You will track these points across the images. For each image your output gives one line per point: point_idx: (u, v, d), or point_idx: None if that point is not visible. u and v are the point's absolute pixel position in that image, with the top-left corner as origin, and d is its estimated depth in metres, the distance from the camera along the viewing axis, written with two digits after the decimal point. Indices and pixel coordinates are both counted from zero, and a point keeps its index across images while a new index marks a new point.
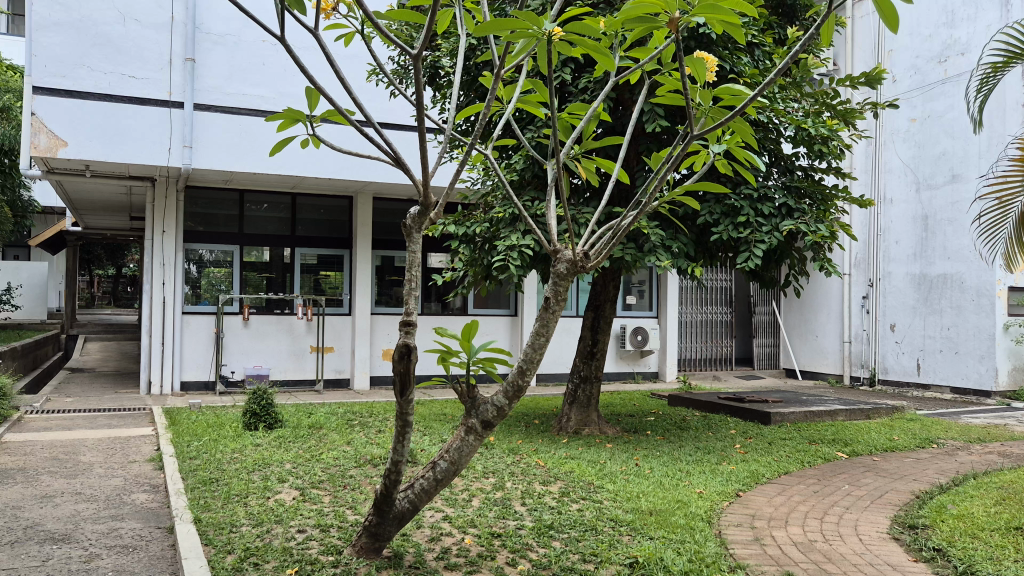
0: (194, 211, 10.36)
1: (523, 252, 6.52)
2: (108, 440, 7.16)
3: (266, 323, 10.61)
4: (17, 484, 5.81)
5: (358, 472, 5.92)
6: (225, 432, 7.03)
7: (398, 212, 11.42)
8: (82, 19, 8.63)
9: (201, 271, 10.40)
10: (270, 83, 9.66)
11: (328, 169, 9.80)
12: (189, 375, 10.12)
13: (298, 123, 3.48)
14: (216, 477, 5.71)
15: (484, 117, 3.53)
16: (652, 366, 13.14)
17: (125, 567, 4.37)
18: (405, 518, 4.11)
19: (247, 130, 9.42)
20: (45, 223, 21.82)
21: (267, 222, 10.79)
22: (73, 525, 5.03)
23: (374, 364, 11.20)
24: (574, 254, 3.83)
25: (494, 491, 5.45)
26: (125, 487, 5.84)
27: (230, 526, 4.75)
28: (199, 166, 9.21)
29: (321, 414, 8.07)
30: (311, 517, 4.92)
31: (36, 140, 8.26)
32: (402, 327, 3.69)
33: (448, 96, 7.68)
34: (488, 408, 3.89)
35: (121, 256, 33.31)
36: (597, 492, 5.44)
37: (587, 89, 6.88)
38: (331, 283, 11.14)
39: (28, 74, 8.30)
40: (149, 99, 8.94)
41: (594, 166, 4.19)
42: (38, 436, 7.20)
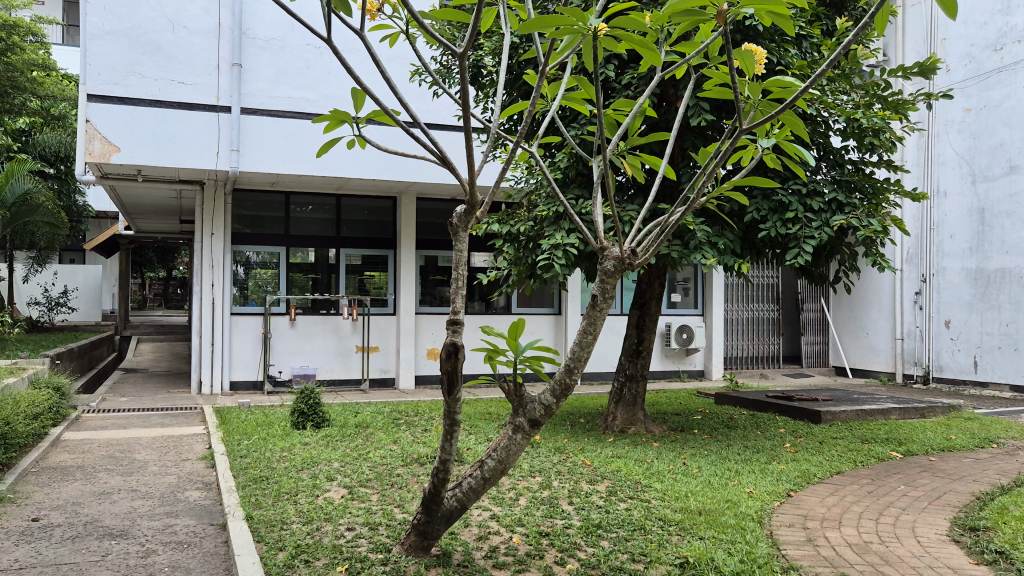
0: (241, 213, 10.53)
1: (569, 251, 6.48)
2: (162, 439, 7.31)
3: (313, 324, 10.74)
4: (77, 481, 5.97)
5: (406, 470, 5.96)
6: (273, 431, 7.13)
7: (441, 212, 11.47)
8: (133, 28, 8.85)
9: (248, 273, 10.56)
10: (315, 86, 9.76)
11: (372, 170, 9.87)
12: (238, 375, 10.29)
13: (344, 124, 3.50)
14: (266, 475, 5.79)
15: (530, 115, 3.51)
16: (697, 364, 13.01)
17: (180, 563, 4.45)
18: (453, 517, 4.13)
19: (293, 133, 9.53)
20: (100, 228, 22.47)
21: (313, 223, 10.91)
22: (130, 522, 5.14)
23: (419, 364, 11.28)
24: (621, 251, 3.79)
25: (541, 491, 5.44)
26: (178, 485, 5.95)
27: (281, 524, 4.81)
28: (246, 169, 9.34)
29: (367, 413, 8.13)
30: (359, 515, 4.96)
31: (91, 146, 8.50)
32: (450, 325, 3.71)
33: (490, 96, 7.70)
34: (535, 407, 3.89)
35: (171, 257, 34.05)
36: (644, 492, 5.40)
37: (632, 86, 6.83)
38: (376, 283, 11.23)
39: (82, 82, 8.55)
40: (198, 104, 9.09)
41: (640, 162, 4.15)
42: (95, 435, 7.39)
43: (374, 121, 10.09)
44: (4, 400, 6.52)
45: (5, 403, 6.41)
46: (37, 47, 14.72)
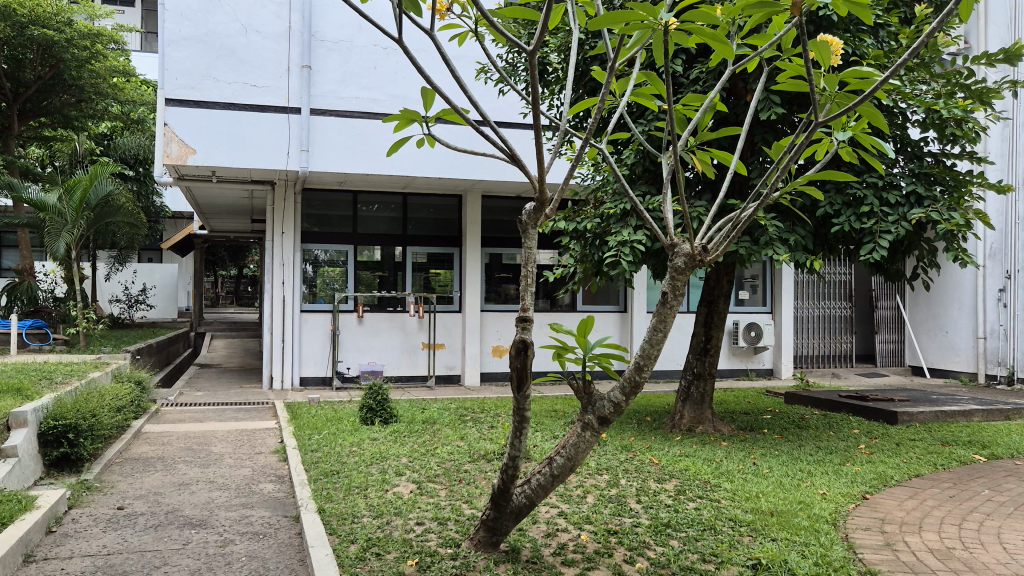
0: (310, 212, 10.75)
1: (636, 248, 6.43)
2: (237, 433, 7.51)
3: (380, 321, 10.89)
4: (158, 472, 6.19)
5: (473, 467, 6.00)
6: (343, 426, 7.27)
7: (505, 210, 11.51)
8: (208, 33, 9.12)
9: (317, 271, 10.77)
10: (382, 86, 9.87)
11: (439, 169, 9.94)
12: (308, 370, 10.52)
13: (414, 123, 3.54)
14: (337, 469, 5.90)
15: (600, 111, 3.49)
16: (766, 363, 12.78)
17: (257, 553, 4.59)
18: (522, 513, 4.15)
19: (361, 133, 9.67)
20: (176, 228, 23.24)
21: (380, 222, 11.07)
22: (208, 512, 5.31)
23: (484, 361, 11.34)
24: (692, 248, 3.77)
25: (608, 489, 5.42)
26: (253, 477, 6.12)
27: (352, 517, 4.90)
28: (315, 169, 9.52)
29: (434, 409, 8.23)
30: (428, 510, 5.01)
31: (168, 148, 8.82)
32: (519, 323, 3.73)
33: (556, 93, 7.70)
34: (605, 405, 3.88)
35: (242, 256, 35.08)
36: (714, 491, 5.32)
37: (700, 81, 6.73)
38: (442, 281, 11.32)
39: (160, 87, 8.86)
40: (269, 106, 9.31)
41: (710, 156, 4.09)
42: (173, 428, 7.65)
43: (441, 120, 10.17)
44: (91, 394, 6.82)
45: (91, 396, 6.71)
46: (120, 54, 15.05)
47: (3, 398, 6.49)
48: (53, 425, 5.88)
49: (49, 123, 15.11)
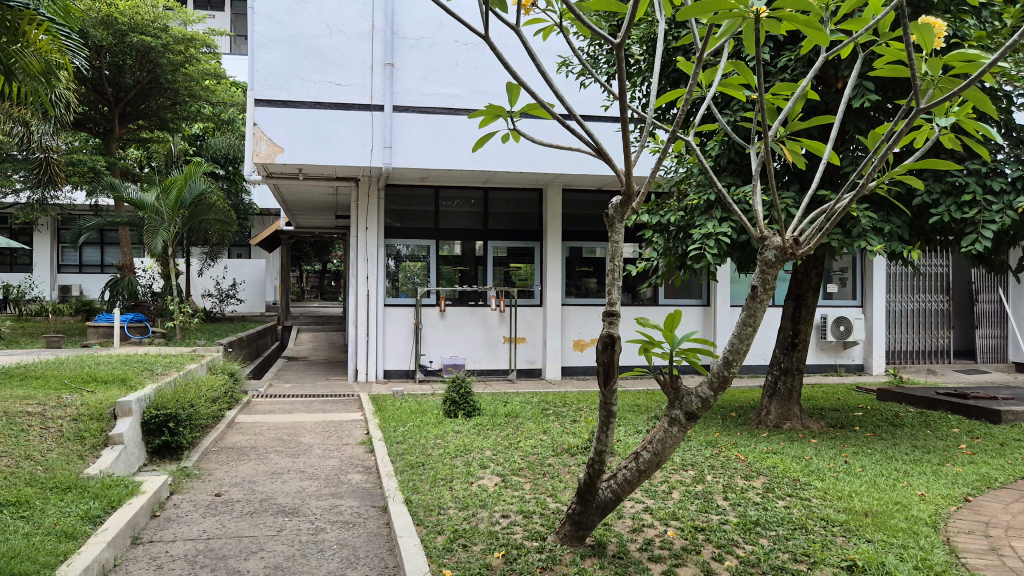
0: (393, 208, 10.94)
1: (721, 241, 6.32)
2: (325, 424, 7.72)
3: (461, 315, 11.01)
4: (252, 461, 6.42)
5: (557, 460, 6.01)
6: (427, 418, 7.38)
7: (587, 204, 11.47)
8: (295, 35, 9.39)
9: (399, 266, 10.94)
10: (463, 82, 9.94)
11: (519, 163, 9.95)
12: (391, 364, 10.74)
13: (500, 118, 3.55)
14: (423, 461, 6.00)
15: (688, 104, 3.43)
16: (856, 358, 12.39)
17: (347, 541, 4.71)
18: (609, 508, 4.14)
19: (442, 129, 9.76)
20: (264, 225, 23.99)
21: (461, 217, 11.17)
22: (300, 500, 5.48)
23: (565, 355, 11.33)
24: (784, 240, 3.68)
25: (694, 484, 5.34)
26: (341, 467, 6.27)
27: (438, 509, 4.97)
28: (398, 165, 9.66)
29: (516, 403, 8.27)
30: (513, 504, 5.05)
31: (257, 148, 9.14)
32: (606, 317, 3.73)
33: (640, 86, 7.61)
34: (692, 400, 3.82)
35: (327, 252, 35.95)
36: (804, 490, 5.20)
37: (788, 68, 6.55)
38: (522, 275, 11.33)
39: (250, 88, 9.19)
40: (354, 104, 9.50)
41: (800, 147, 3.98)
42: (265, 418, 7.92)
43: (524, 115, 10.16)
44: (189, 384, 7.13)
45: (189, 387, 7.01)
46: (213, 56, 15.56)
47: (109, 388, 6.85)
48: (155, 415, 6.20)
49: (147, 125, 15.85)
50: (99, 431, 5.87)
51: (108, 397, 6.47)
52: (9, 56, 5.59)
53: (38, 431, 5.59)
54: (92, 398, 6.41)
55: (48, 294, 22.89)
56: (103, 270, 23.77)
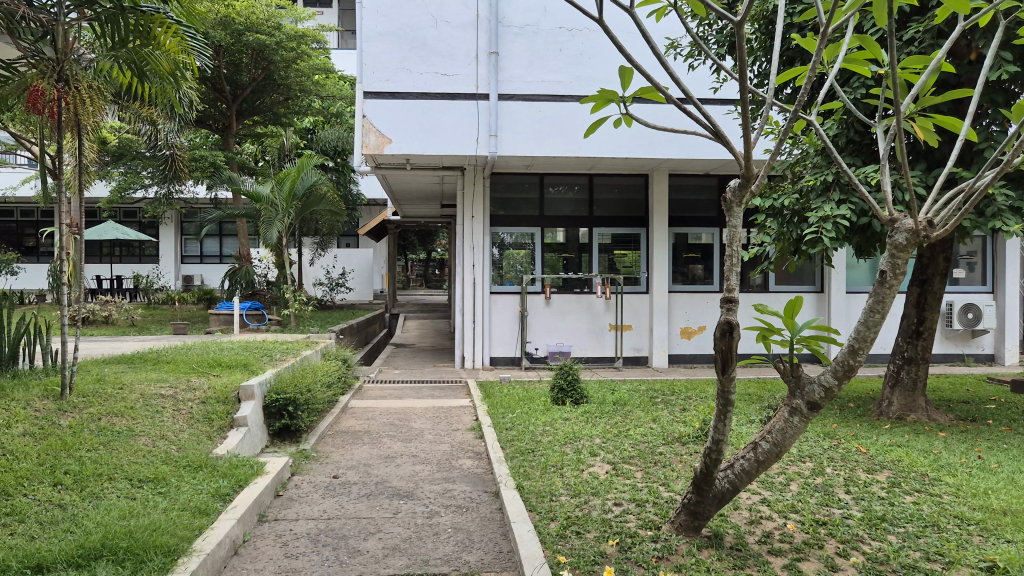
0: (497, 196, 11.01)
1: (839, 224, 6.08)
2: (435, 410, 7.88)
3: (568, 302, 10.99)
4: (366, 444, 6.61)
5: (668, 449, 5.93)
6: (535, 406, 7.41)
7: (694, 188, 11.23)
8: (402, 27, 9.57)
9: (503, 254, 11.01)
10: (567, 69, 9.87)
11: (624, 148, 9.79)
12: (497, 351, 10.89)
13: (612, 103, 3.49)
14: (532, 448, 6.02)
15: (810, 81, 3.27)
16: (986, 348, 11.69)
17: (461, 525, 4.79)
18: (726, 499, 4.05)
19: (546, 117, 9.72)
20: (371, 215, 24.60)
21: (565, 203, 11.13)
22: (414, 484, 5.60)
23: (672, 343, 11.16)
24: (915, 222, 3.50)
25: (814, 477, 5.17)
26: (452, 453, 6.37)
27: (550, 495, 4.98)
28: (502, 154, 9.70)
29: (624, 391, 8.21)
30: (626, 492, 5.01)
31: (367, 139, 9.35)
32: (724, 304, 3.64)
33: (760, 62, 7.39)
34: (815, 389, 3.69)
35: (431, 241, 36.58)
36: (934, 485, 4.95)
37: (915, 42, 6.20)
38: (627, 262, 11.20)
39: (360, 81, 9.42)
40: (460, 94, 9.61)
41: (932, 124, 3.74)
42: (377, 404, 8.14)
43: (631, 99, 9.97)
44: (306, 370, 7.42)
45: (307, 372, 7.32)
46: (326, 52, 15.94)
47: (233, 372, 7.21)
48: (276, 398, 6.49)
49: (262, 120, 16.52)
50: (226, 414, 6.20)
51: (233, 381, 6.82)
52: (143, 57, 5.96)
53: (171, 413, 5.94)
54: (218, 382, 6.78)
55: (173, 283, 24.22)
56: (221, 260, 24.94)
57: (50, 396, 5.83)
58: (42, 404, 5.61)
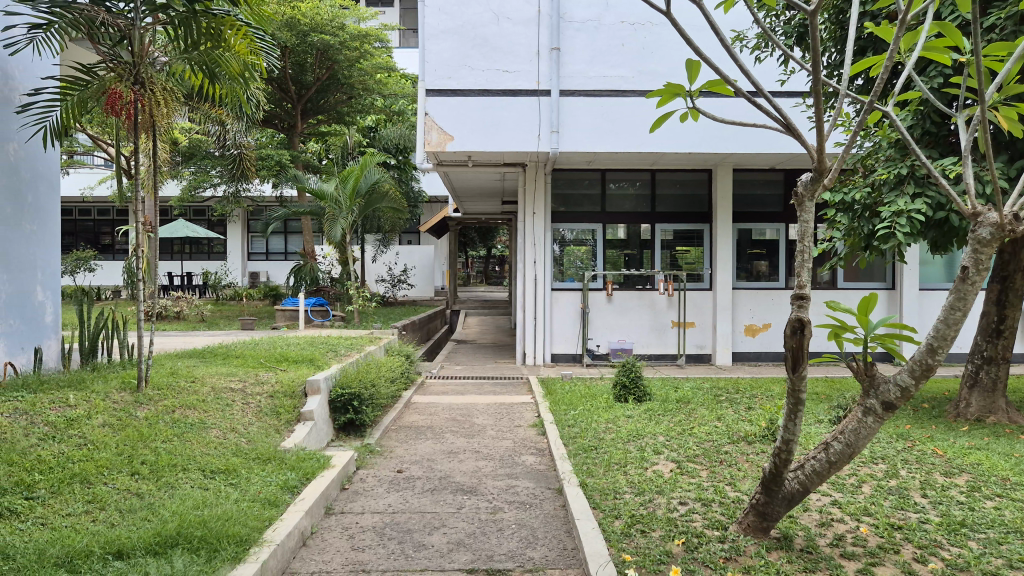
0: (557, 193, 10.97)
1: (914, 219, 5.89)
2: (497, 406, 7.90)
3: (629, 299, 10.91)
4: (429, 439, 6.67)
5: (733, 448, 5.83)
6: (597, 402, 7.38)
7: (759, 183, 11.01)
8: (463, 24, 9.62)
9: (564, 250, 10.97)
10: (629, 64, 9.78)
11: (688, 143, 9.64)
12: (558, 347, 10.88)
13: (677, 98, 3.41)
14: (596, 445, 5.99)
15: (888, 71, 3.16)
16: None
17: (525, 522, 4.79)
18: (795, 500, 3.96)
19: (609, 112, 9.63)
20: (432, 212, 24.83)
21: (627, 199, 11.03)
22: (478, 480, 5.63)
23: (736, 340, 10.98)
24: (1000, 217, 3.36)
25: (887, 479, 5.02)
26: (515, 449, 6.38)
27: (614, 493, 4.94)
28: (564, 150, 9.66)
29: (687, 388, 8.11)
30: (691, 491, 4.94)
31: (429, 137, 9.43)
32: (795, 301, 3.55)
33: (830, 51, 7.19)
34: (890, 389, 3.57)
35: (492, 237, 36.72)
36: (1017, 491, 4.75)
37: (997, 28, 5.96)
38: (689, 259, 11.05)
39: (422, 79, 9.51)
40: (521, 90, 9.61)
41: (1018, 114, 3.58)
42: (439, 399, 8.22)
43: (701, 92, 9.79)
44: (370, 365, 7.52)
45: (371, 367, 7.40)
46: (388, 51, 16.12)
47: (300, 366, 7.36)
48: (341, 393, 6.57)
49: (326, 119, 16.81)
50: (293, 408, 6.32)
51: (299, 376, 6.96)
52: (214, 59, 6.10)
53: (241, 406, 6.09)
54: (285, 376, 6.94)
55: (240, 280, 24.87)
56: (287, 258, 25.47)
57: (127, 388, 6.03)
58: (120, 396, 5.80)
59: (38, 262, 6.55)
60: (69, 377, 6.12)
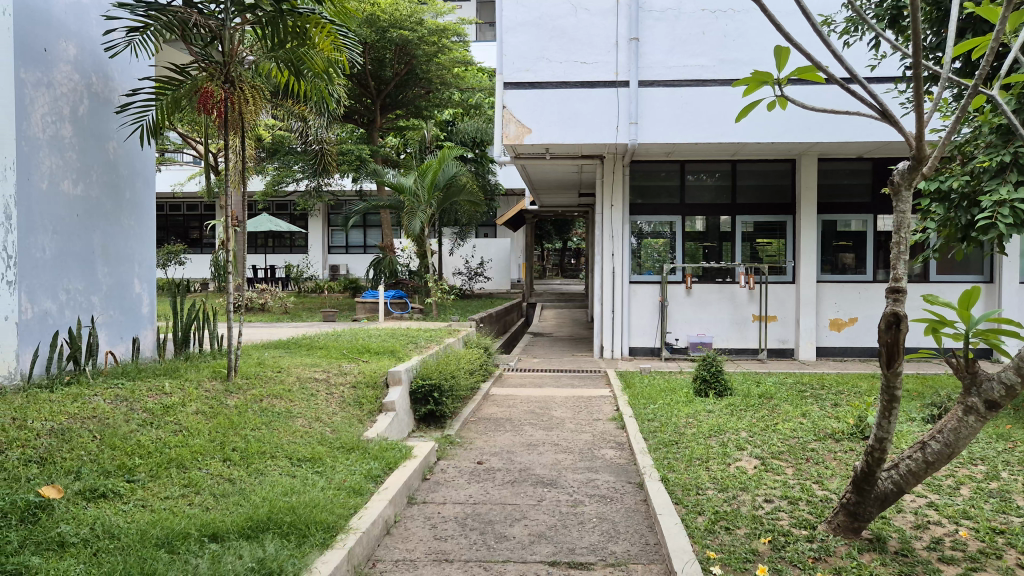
0: (636, 184, 10.86)
1: (1017, 209, 5.68)
2: (575, 399, 7.89)
3: (709, 292, 10.74)
4: (508, 431, 6.70)
5: (820, 446, 5.68)
6: (677, 397, 7.28)
7: (846, 173, 10.65)
8: (541, 16, 9.59)
9: (641, 243, 10.86)
10: (710, 52, 9.57)
11: (771, 132, 9.41)
12: (636, 341, 10.82)
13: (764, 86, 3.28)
14: (677, 440, 5.92)
15: (994, 54, 3.02)
16: None
17: (606, 515, 4.77)
18: (889, 501, 3.81)
19: (690, 103, 9.47)
20: (508, 205, 24.96)
21: (707, 191, 10.83)
22: (558, 472, 5.63)
23: (821, 335, 10.69)
24: None
25: (987, 482, 4.80)
26: (594, 442, 6.36)
27: (696, 489, 4.86)
28: (644, 141, 9.55)
29: (770, 383, 7.95)
30: (777, 488, 4.82)
31: (507, 129, 9.48)
32: (891, 294, 3.43)
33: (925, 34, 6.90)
34: (994, 387, 3.42)
35: (567, 229, 36.62)
36: None
37: None
38: (771, 252, 10.79)
39: (500, 72, 9.54)
40: (599, 82, 9.56)
41: None
42: (518, 391, 8.26)
43: (795, 82, 9.47)
44: (450, 357, 7.61)
45: (451, 359, 7.49)
46: (465, 46, 16.26)
47: (381, 358, 7.51)
48: (422, 384, 6.68)
49: (404, 114, 17.07)
50: (375, 399, 6.45)
51: (381, 367, 7.11)
52: (300, 57, 6.26)
53: (325, 397, 6.23)
54: (367, 367, 7.09)
55: (320, 272, 25.48)
56: (366, 251, 25.95)
57: (218, 377, 6.25)
58: (211, 384, 6.02)
59: (135, 256, 6.86)
60: (164, 366, 6.38)
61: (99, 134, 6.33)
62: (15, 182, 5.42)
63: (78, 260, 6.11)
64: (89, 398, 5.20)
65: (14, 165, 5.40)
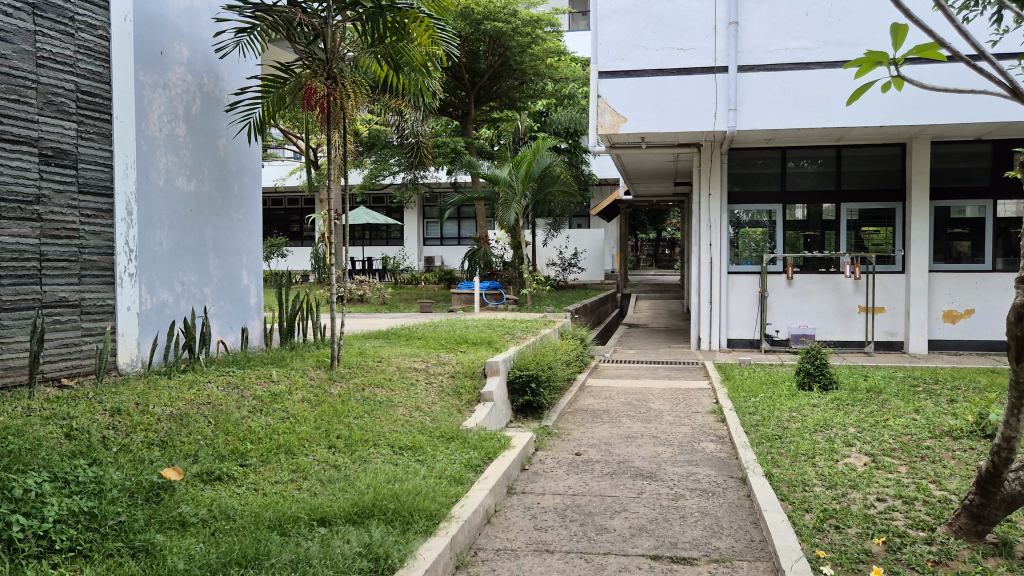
0: (733, 172, 10.59)
1: None
2: (673, 391, 7.78)
3: (811, 282, 10.41)
4: (606, 423, 6.66)
5: (936, 443, 5.41)
6: (780, 390, 7.08)
7: (961, 156, 10.09)
8: (637, 2, 9.46)
9: (739, 232, 10.60)
10: (814, 33, 9.20)
11: (879, 116, 8.99)
12: (735, 333, 10.61)
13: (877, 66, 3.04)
14: (781, 434, 5.74)
15: None
16: None
17: (709, 510, 4.68)
18: (1016, 503, 3.64)
19: (791, 86, 9.16)
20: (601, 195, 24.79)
21: (810, 177, 10.45)
22: (657, 465, 5.56)
23: (932, 327, 10.20)
24: None
25: None
26: (694, 435, 6.25)
27: (803, 485, 4.70)
28: (743, 128, 9.30)
29: (879, 377, 7.63)
30: (890, 487, 4.62)
31: (602, 118, 9.40)
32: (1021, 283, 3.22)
33: None
34: None
35: (661, 218, 36.11)
36: None
37: None
38: (877, 240, 10.33)
39: (595, 61, 9.48)
40: (697, 68, 9.35)
41: None
42: (614, 382, 8.20)
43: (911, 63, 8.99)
44: (547, 348, 7.64)
45: (547, 350, 7.51)
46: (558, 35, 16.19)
47: (479, 348, 7.58)
48: (519, 374, 6.70)
49: (497, 106, 17.15)
50: (473, 389, 6.53)
51: (479, 357, 7.19)
52: (398, 51, 6.36)
53: (424, 386, 6.34)
54: (465, 358, 7.17)
55: (415, 264, 25.95)
56: (460, 242, 26.26)
57: (322, 365, 6.43)
58: (316, 373, 6.21)
59: (243, 249, 7.11)
60: (272, 355, 6.61)
61: (210, 132, 6.60)
62: (135, 180, 5.72)
63: (192, 253, 6.39)
64: (204, 385, 5.44)
65: (134, 164, 5.71)
